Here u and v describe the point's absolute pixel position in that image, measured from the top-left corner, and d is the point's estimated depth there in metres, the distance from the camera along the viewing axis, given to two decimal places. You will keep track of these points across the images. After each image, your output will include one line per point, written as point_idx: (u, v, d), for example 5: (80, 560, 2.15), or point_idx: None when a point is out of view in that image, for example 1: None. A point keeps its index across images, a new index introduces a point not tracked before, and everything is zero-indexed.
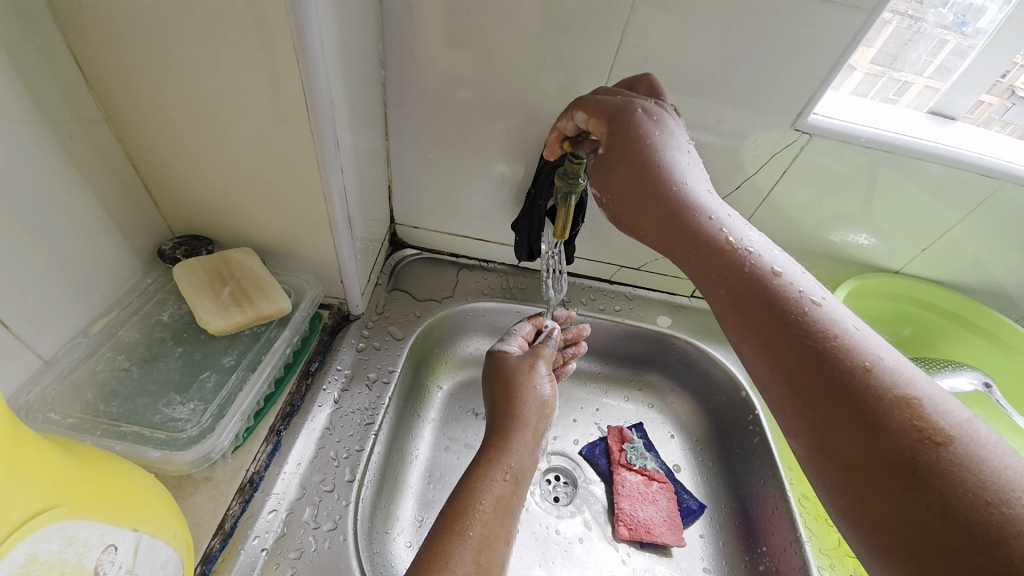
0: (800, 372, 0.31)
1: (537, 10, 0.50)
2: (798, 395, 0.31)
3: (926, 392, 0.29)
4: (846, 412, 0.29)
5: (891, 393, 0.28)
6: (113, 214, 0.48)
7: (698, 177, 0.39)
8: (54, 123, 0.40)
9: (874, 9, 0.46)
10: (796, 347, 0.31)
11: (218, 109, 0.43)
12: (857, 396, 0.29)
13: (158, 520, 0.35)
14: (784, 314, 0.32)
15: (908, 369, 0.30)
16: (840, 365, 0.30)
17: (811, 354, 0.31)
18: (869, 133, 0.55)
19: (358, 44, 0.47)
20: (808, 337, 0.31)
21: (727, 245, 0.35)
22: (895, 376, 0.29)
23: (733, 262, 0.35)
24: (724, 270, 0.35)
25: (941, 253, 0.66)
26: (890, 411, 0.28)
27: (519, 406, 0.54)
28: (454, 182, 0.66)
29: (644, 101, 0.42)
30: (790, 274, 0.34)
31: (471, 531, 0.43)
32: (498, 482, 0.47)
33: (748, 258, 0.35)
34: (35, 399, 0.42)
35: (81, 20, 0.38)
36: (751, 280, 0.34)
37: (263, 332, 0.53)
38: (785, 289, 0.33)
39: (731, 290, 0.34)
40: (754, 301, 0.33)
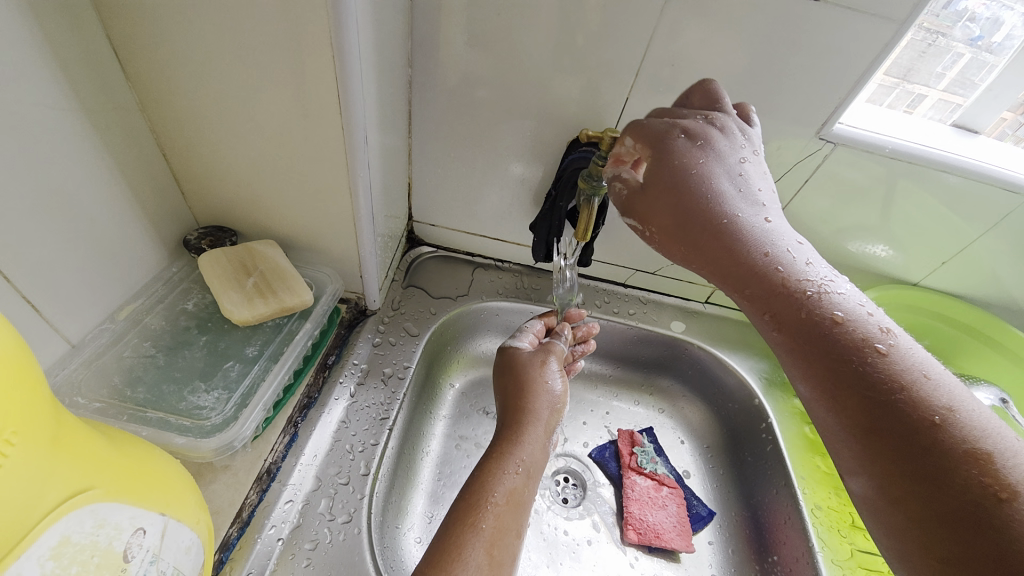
0: (867, 424, 0.31)
1: (567, 12, 0.50)
2: (863, 445, 0.31)
3: (997, 447, 0.29)
4: (915, 467, 0.29)
5: (964, 450, 0.29)
6: (143, 202, 0.48)
7: (755, 208, 0.39)
8: (90, 110, 0.41)
9: (906, 19, 0.46)
10: (865, 398, 0.31)
11: (251, 103, 0.43)
12: (926, 452, 0.29)
13: (182, 505, 0.35)
14: (852, 364, 0.32)
15: (978, 420, 0.30)
16: (909, 418, 0.30)
17: (879, 406, 0.31)
18: (894, 144, 0.55)
19: (390, 42, 0.48)
20: (878, 389, 0.31)
21: (786, 286, 0.36)
22: (966, 429, 0.29)
23: (798, 307, 0.35)
24: (788, 316, 0.35)
25: (961, 267, 0.66)
26: (961, 468, 0.28)
27: (530, 399, 0.55)
28: (475, 181, 0.66)
29: (693, 125, 0.41)
30: (854, 317, 0.34)
31: (484, 524, 0.43)
32: (511, 476, 0.48)
33: (807, 301, 0.35)
34: (63, 382, 0.43)
35: (122, 11, 0.39)
36: (817, 328, 0.34)
37: (284, 324, 0.54)
38: (853, 336, 0.33)
39: (795, 336, 0.35)
40: (819, 348, 0.34)
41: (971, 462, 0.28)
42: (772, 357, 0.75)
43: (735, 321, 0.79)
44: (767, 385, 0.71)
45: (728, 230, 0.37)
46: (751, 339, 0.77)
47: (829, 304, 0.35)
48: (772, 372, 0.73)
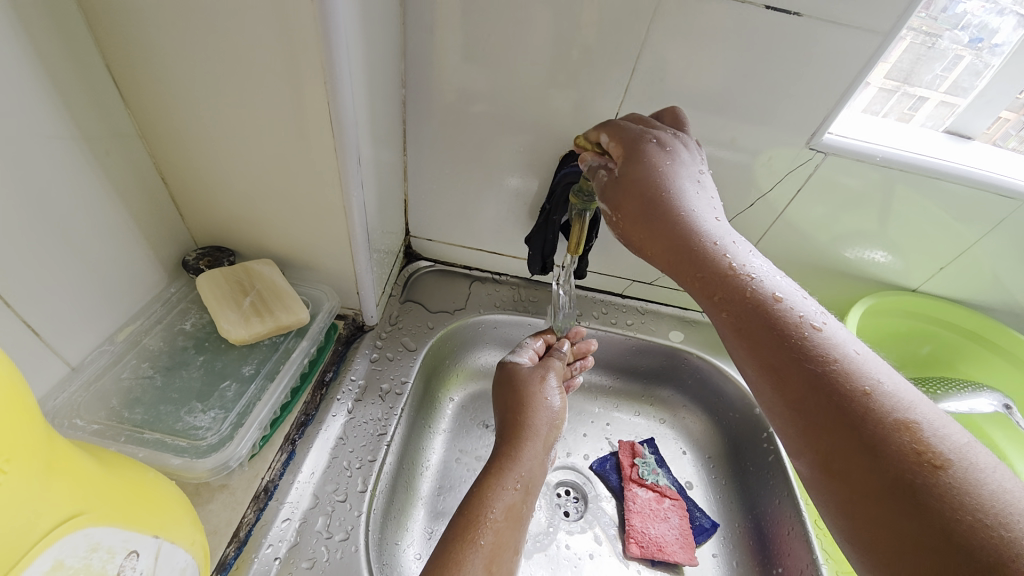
0: (801, 397, 0.32)
1: (555, 30, 0.51)
2: (799, 419, 0.32)
3: (925, 417, 0.29)
4: (849, 438, 0.30)
5: (893, 419, 0.29)
6: (142, 226, 0.49)
7: (706, 205, 0.41)
8: (90, 139, 0.42)
9: (889, 31, 0.47)
10: (798, 371, 0.32)
11: (246, 127, 0.44)
12: (857, 421, 0.30)
13: (177, 526, 0.36)
14: (786, 338, 0.33)
15: (905, 391, 0.30)
16: (840, 389, 0.31)
17: (812, 378, 0.32)
18: (885, 152, 0.55)
19: (381, 64, 0.49)
20: (809, 362, 0.32)
21: (730, 270, 0.37)
22: (894, 399, 0.30)
23: (736, 287, 0.36)
24: (728, 296, 0.36)
25: (959, 271, 0.65)
26: (891, 437, 0.29)
27: (530, 415, 0.55)
28: (470, 196, 0.67)
29: (659, 132, 0.45)
30: (790, 300, 0.35)
31: (483, 540, 0.43)
32: (509, 492, 0.47)
33: (748, 282, 0.36)
34: (62, 405, 0.43)
35: (121, 42, 0.40)
36: (754, 305, 0.35)
37: (281, 342, 0.54)
38: (786, 313, 0.34)
39: (735, 316, 0.35)
40: (756, 325, 0.34)
41: (900, 430, 0.29)
42: None
43: None
44: None
45: (682, 217, 0.39)
46: None
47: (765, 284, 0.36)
48: None
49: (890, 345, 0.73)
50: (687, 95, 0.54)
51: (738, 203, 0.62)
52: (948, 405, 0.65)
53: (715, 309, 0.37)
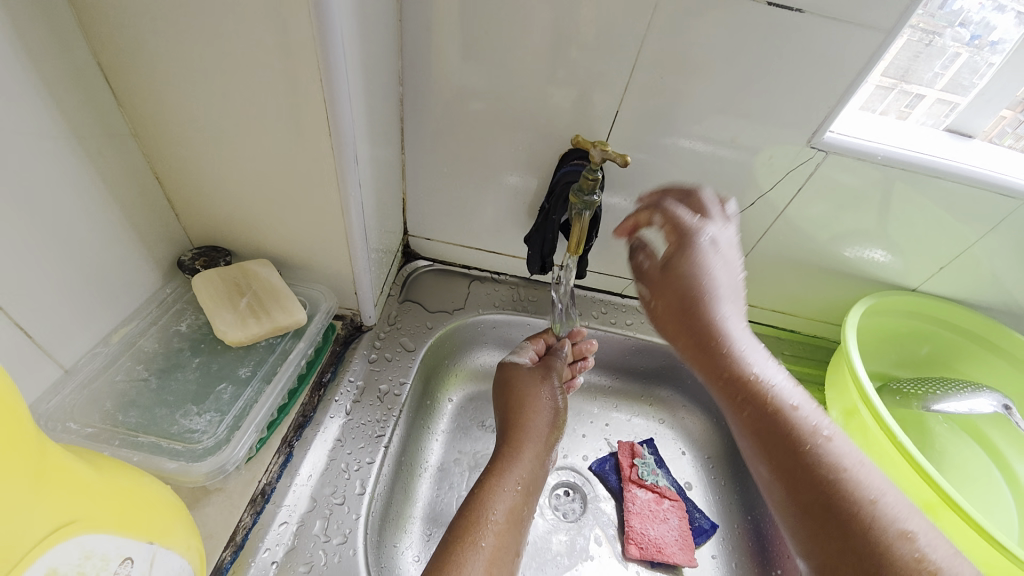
0: (809, 503, 0.40)
1: (554, 27, 0.50)
2: (805, 520, 0.40)
3: (919, 528, 0.37)
4: (845, 543, 0.37)
5: (887, 530, 0.36)
6: (136, 226, 0.49)
7: (741, 319, 0.48)
8: (83, 138, 0.41)
9: (891, 29, 0.47)
10: (807, 480, 0.40)
11: (241, 126, 0.44)
12: (853, 528, 0.37)
13: (172, 531, 0.35)
14: (800, 450, 0.41)
15: (899, 505, 0.38)
16: (845, 498, 0.38)
17: (820, 486, 0.39)
18: (886, 151, 0.55)
19: (378, 61, 0.48)
20: (820, 473, 0.40)
21: (757, 386, 0.44)
22: (889, 511, 0.37)
23: (761, 401, 0.43)
24: (751, 407, 0.44)
25: (959, 271, 0.65)
26: (884, 547, 0.36)
27: (530, 418, 0.55)
28: (468, 195, 0.67)
29: (705, 233, 0.50)
30: (806, 411, 0.43)
31: (484, 542, 0.42)
32: (510, 493, 0.47)
33: (771, 397, 0.43)
34: (55, 409, 0.43)
35: (112, 39, 0.40)
36: (775, 419, 0.43)
37: (278, 344, 0.53)
38: (802, 425, 0.42)
39: (754, 425, 0.43)
40: (773, 437, 0.42)
41: (893, 540, 0.36)
42: None
43: None
44: None
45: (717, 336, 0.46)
46: None
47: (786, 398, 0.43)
48: None
49: (889, 345, 0.73)
50: (687, 93, 0.53)
51: (738, 203, 0.62)
52: (944, 406, 0.65)
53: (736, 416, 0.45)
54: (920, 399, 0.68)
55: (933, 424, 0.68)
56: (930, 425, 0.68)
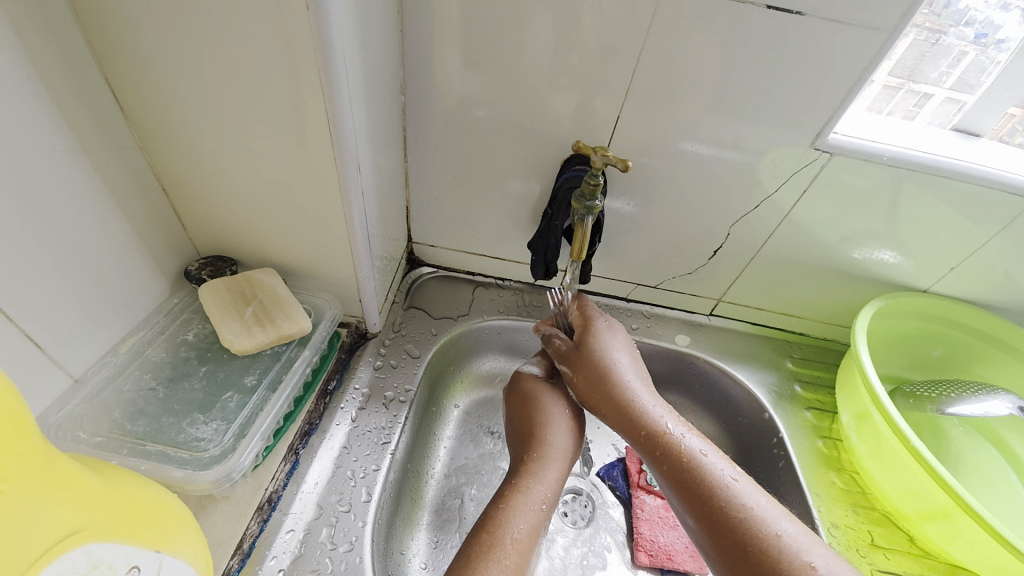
0: (725, 547, 0.44)
1: (554, 34, 0.51)
2: (725, 565, 0.44)
3: (818, 557, 0.42)
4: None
5: (792, 564, 0.41)
6: (144, 237, 0.49)
7: (644, 386, 0.56)
8: (91, 151, 0.42)
9: (894, 28, 0.46)
10: (719, 527, 0.45)
11: (245, 138, 0.45)
12: (763, 567, 0.42)
13: (179, 539, 0.35)
14: (711, 499, 0.46)
15: (799, 537, 0.43)
16: (754, 538, 0.43)
17: (734, 531, 0.44)
18: (892, 151, 0.54)
19: (380, 71, 0.49)
20: (732, 517, 0.45)
21: (670, 441, 0.50)
22: (791, 546, 0.43)
23: (673, 456, 0.49)
24: (667, 463, 0.50)
25: (971, 271, 0.64)
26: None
27: (548, 435, 0.55)
28: (471, 202, 0.67)
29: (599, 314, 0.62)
30: (711, 459, 0.49)
31: (506, 559, 0.43)
32: (533, 512, 0.48)
33: (684, 451, 0.50)
34: (65, 418, 0.44)
35: (119, 54, 0.40)
36: (688, 473, 0.48)
37: (283, 352, 0.54)
38: (710, 473, 0.48)
39: (672, 481, 0.49)
40: (689, 491, 0.47)
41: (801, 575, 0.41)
42: (780, 369, 0.74)
43: (741, 332, 0.77)
44: (777, 399, 0.71)
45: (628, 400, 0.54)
46: (757, 350, 0.76)
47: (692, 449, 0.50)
48: (781, 385, 0.72)
49: (901, 348, 0.72)
50: (688, 96, 0.53)
51: (742, 206, 0.62)
52: (959, 409, 0.64)
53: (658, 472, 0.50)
54: (934, 402, 0.66)
55: (948, 427, 0.67)
56: (945, 428, 0.66)
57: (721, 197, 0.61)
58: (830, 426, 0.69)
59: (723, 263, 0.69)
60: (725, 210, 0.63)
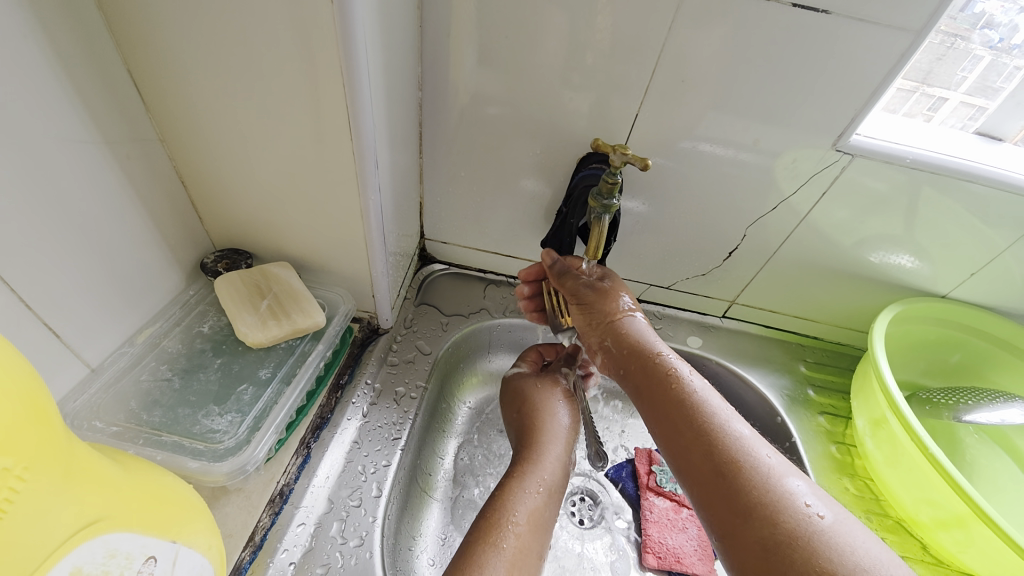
0: (706, 467, 0.43)
1: (573, 31, 0.50)
2: (703, 482, 0.43)
3: (797, 485, 0.40)
4: (736, 498, 0.40)
5: (769, 485, 0.40)
6: (161, 229, 0.50)
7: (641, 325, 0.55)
8: (113, 143, 0.42)
9: (921, 30, 0.45)
10: (702, 448, 0.44)
11: (264, 131, 0.44)
12: (743, 486, 0.40)
13: (193, 531, 0.35)
14: (698, 421, 0.45)
15: (785, 465, 0.42)
16: (727, 460, 0.42)
17: (718, 453, 0.43)
18: (915, 154, 0.54)
19: (399, 67, 0.48)
20: (720, 439, 0.44)
21: (660, 372, 0.50)
22: (774, 470, 0.41)
23: (665, 381, 0.49)
24: (660, 388, 0.49)
25: (991, 277, 0.63)
26: (771, 500, 0.39)
27: (546, 419, 0.57)
28: (485, 199, 0.67)
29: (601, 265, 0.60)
30: (699, 391, 0.48)
31: (505, 543, 0.43)
32: (532, 495, 0.48)
33: (673, 381, 0.49)
34: (82, 407, 0.44)
35: (143, 47, 0.41)
36: (679, 399, 0.47)
37: (297, 346, 0.54)
38: (697, 402, 0.47)
39: (661, 406, 0.48)
40: (677, 413, 0.47)
41: (781, 495, 0.39)
42: (793, 373, 0.73)
43: (753, 335, 0.77)
44: (790, 402, 0.70)
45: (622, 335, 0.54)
46: (770, 353, 0.75)
47: (686, 376, 0.49)
48: (794, 389, 0.72)
49: (917, 354, 0.71)
50: (707, 96, 0.52)
51: (758, 207, 0.61)
52: (976, 417, 0.63)
53: (647, 400, 0.50)
54: (951, 409, 0.65)
55: (963, 435, 0.66)
56: (960, 436, 0.66)
57: (738, 198, 0.61)
58: (844, 431, 0.68)
59: (737, 265, 0.69)
60: (741, 211, 0.62)
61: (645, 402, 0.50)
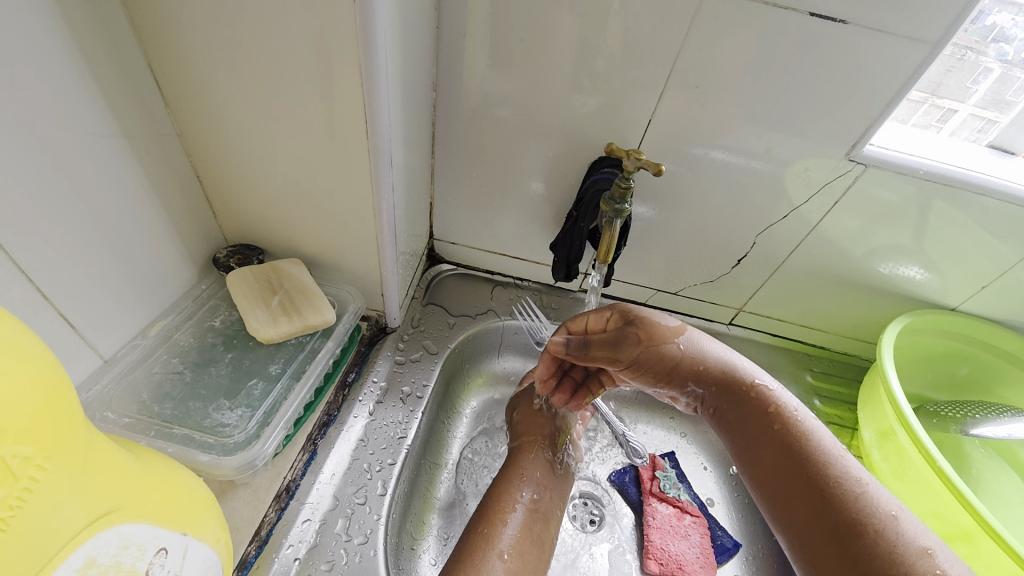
0: (825, 520, 0.41)
1: (589, 35, 0.50)
2: (824, 539, 0.41)
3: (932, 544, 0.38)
4: (862, 559, 0.38)
5: (904, 546, 0.38)
6: (176, 222, 0.50)
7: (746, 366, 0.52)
8: (131, 136, 0.43)
9: (938, 41, 0.45)
10: (822, 501, 0.42)
11: (281, 128, 0.45)
12: (868, 547, 0.39)
13: (203, 524, 0.36)
14: (814, 469, 0.44)
15: (914, 520, 0.40)
16: (852, 516, 0.40)
17: (839, 506, 0.41)
18: (928, 166, 0.53)
19: (415, 68, 0.49)
20: (838, 489, 0.42)
21: (773, 418, 0.48)
22: (903, 526, 0.39)
23: (773, 422, 0.48)
24: (766, 430, 0.48)
25: (1002, 291, 0.62)
26: (902, 562, 0.37)
27: (525, 421, 0.60)
28: (495, 200, 0.67)
29: (633, 312, 0.53)
30: (817, 438, 0.46)
31: (488, 530, 0.47)
32: (521, 487, 0.52)
33: (786, 426, 0.47)
34: (94, 397, 0.44)
35: (164, 41, 0.41)
36: (793, 446, 0.46)
37: (307, 342, 0.54)
38: (817, 451, 0.45)
39: (771, 452, 0.47)
40: (790, 461, 0.45)
41: (915, 557, 0.37)
42: (798, 382, 0.73)
43: (760, 343, 0.77)
44: None
45: (720, 378, 0.51)
46: (776, 362, 0.75)
47: (797, 415, 0.48)
48: (799, 398, 0.72)
49: (924, 366, 0.70)
50: (721, 102, 0.52)
51: (770, 215, 0.61)
52: (982, 430, 0.62)
53: (752, 444, 0.48)
54: (958, 423, 0.65)
55: (969, 448, 0.65)
56: (967, 450, 0.65)
57: (748, 206, 0.61)
58: (850, 442, 0.68)
59: (746, 272, 0.69)
60: (751, 219, 0.62)
61: (747, 443, 0.49)
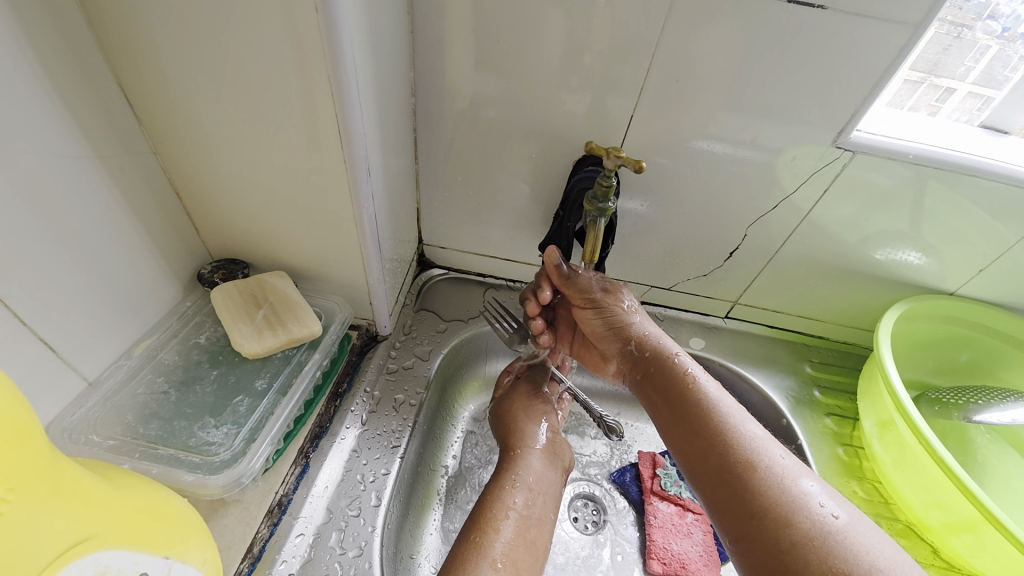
0: (720, 468, 0.44)
1: (566, 33, 0.50)
2: (716, 480, 0.43)
3: (809, 487, 0.41)
4: (746, 497, 0.41)
5: (785, 486, 0.41)
6: (156, 241, 0.50)
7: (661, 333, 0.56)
8: (105, 157, 0.43)
9: (920, 23, 0.44)
10: (715, 446, 0.45)
11: (254, 141, 0.45)
12: (757, 487, 0.41)
13: (188, 545, 0.36)
14: (710, 421, 0.47)
15: (797, 467, 0.43)
16: (739, 461, 0.43)
17: (737, 458, 0.43)
18: (919, 150, 0.52)
19: (390, 73, 0.48)
20: (735, 441, 0.44)
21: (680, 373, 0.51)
22: (787, 472, 0.42)
23: (681, 378, 0.51)
24: (672, 386, 0.51)
25: (1000, 273, 0.61)
26: (785, 500, 0.40)
27: (518, 425, 0.59)
28: (482, 203, 0.66)
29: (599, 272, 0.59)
30: (715, 393, 0.49)
31: (479, 537, 0.47)
32: (514, 492, 0.52)
33: (691, 381, 0.50)
34: (78, 421, 0.44)
35: (131, 59, 0.41)
36: (694, 399, 0.49)
37: (294, 355, 0.54)
38: (713, 404, 0.48)
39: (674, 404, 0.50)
40: (688, 412, 0.48)
41: (794, 497, 0.40)
42: (798, 374, 0.72)
43: (757, 335, 0.76)
44: (795, 404, 0.69)
45: (639, 339, 0.55)
46: (774, 354, 0.74)
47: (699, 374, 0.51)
48: (799, 390, 0.71)
49: (924, 353, 0.69)
50: (705, 94, 0.52)
51: (760, 206, 0.60)
52: (986, 417, 0.61)
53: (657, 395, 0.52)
54: (961, 409, 0.63)
55: (974, 435, 0.64)
56: (972, 436, 0.64)
57: (738, 197, 0.60)
58: (851, 433, 0.67)
59: (739, 265, 0.68)
60: (741, 211, 0.61)
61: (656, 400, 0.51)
